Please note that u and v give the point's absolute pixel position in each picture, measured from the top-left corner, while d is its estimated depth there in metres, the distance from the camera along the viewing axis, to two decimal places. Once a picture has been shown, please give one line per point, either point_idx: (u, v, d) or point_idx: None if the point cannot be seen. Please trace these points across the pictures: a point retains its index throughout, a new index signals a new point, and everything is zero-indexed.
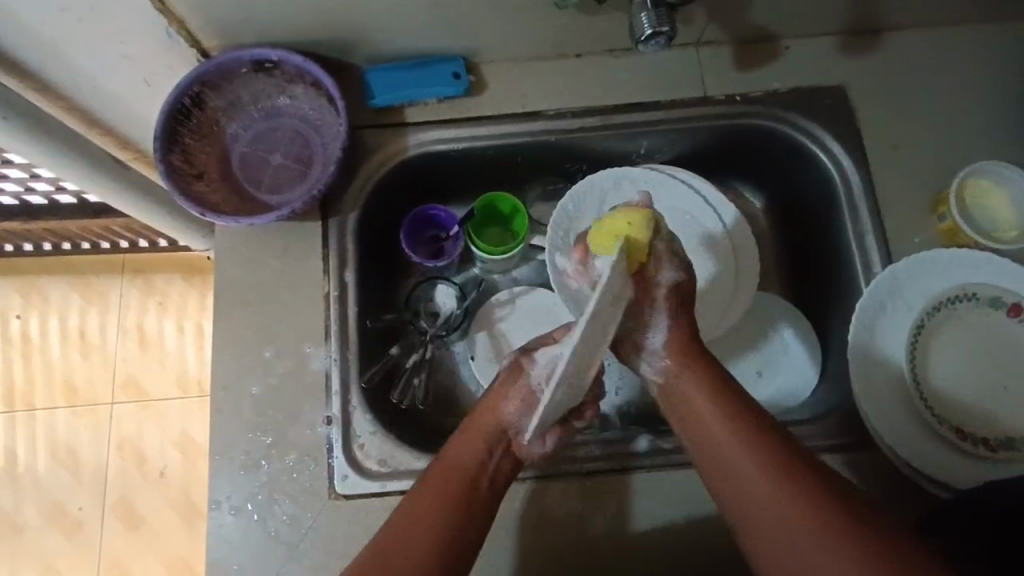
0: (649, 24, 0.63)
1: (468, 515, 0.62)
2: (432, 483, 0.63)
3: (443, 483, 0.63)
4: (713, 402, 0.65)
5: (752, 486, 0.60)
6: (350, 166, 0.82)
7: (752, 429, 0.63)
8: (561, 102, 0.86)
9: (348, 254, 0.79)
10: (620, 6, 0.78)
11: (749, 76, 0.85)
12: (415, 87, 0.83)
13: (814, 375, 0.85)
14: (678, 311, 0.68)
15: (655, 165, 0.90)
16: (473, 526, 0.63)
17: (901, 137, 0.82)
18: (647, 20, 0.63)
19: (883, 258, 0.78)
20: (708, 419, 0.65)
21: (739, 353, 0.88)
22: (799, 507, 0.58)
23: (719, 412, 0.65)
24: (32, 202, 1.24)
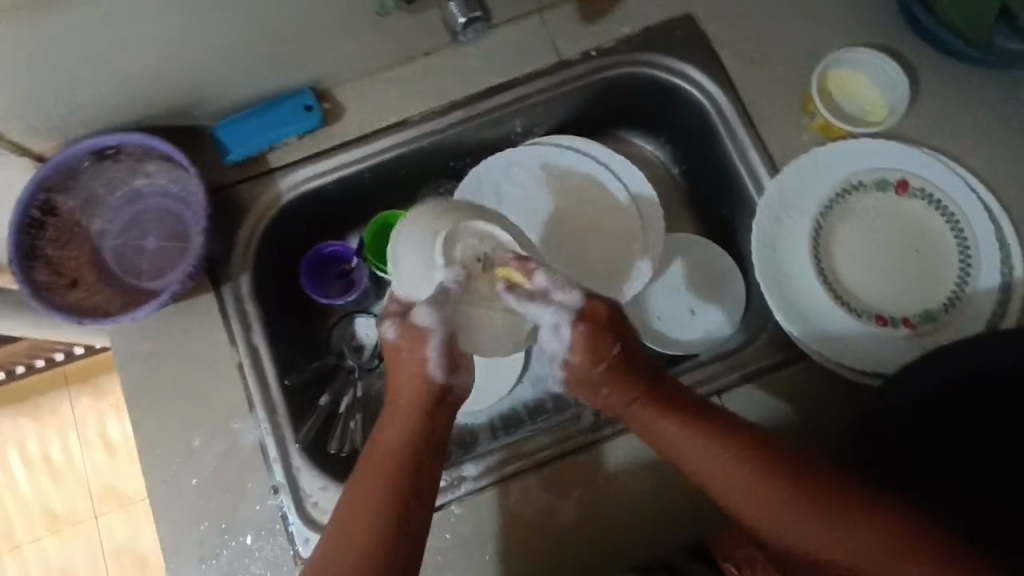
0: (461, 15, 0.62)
1: (405, 494, 0.60)
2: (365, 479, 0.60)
3: (376, 477, 0.60)
4: (694, 433, 0.62)
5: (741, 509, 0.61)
6: (228, 228, 0.80)
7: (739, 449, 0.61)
8: (422, 105, 0.84)
9: (252, 317, 0.77)
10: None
11: (599, 27, 0.84)
12: (271, 132, 0.79)
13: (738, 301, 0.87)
14: (597, 341, 0.60)
15: (536, 140, 0.89)
16: (415, 514, 0.60)
17: (760, 47, 0.81)
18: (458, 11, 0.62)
19: (769, 170, 0.78)
20: (687, 446, 0.63)
21: (669, 298, 0.88)
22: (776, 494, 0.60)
23: (702, 443, 0.62)
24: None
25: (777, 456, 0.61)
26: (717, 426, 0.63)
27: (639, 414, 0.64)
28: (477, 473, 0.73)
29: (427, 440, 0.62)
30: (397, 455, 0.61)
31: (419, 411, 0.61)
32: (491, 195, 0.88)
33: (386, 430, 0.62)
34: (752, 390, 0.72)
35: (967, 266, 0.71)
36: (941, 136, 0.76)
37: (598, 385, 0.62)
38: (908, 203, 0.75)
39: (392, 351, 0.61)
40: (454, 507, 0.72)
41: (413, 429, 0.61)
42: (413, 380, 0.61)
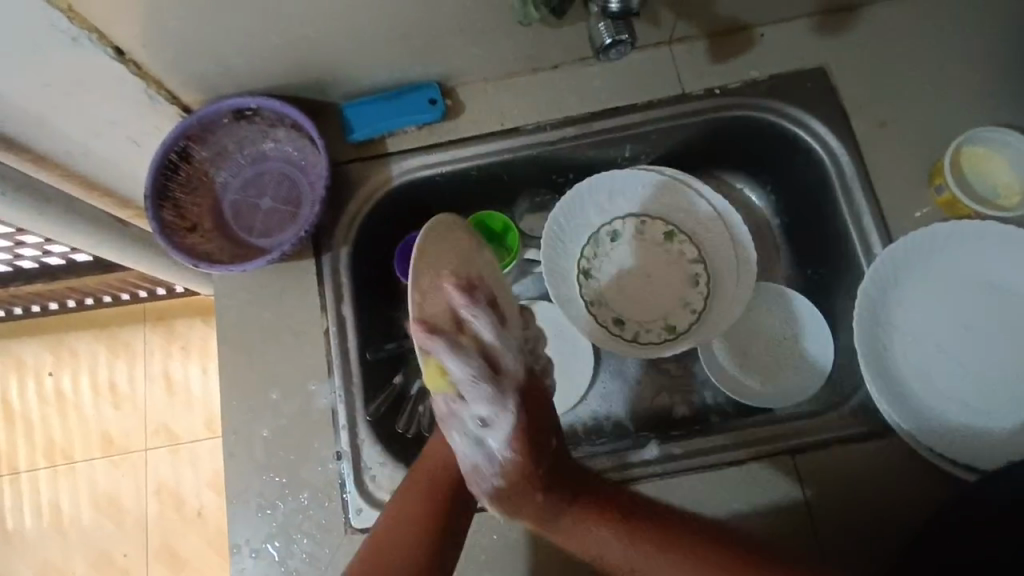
0: (608, 32, 0.64)
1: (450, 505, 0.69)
2: (412, 493, 0.69)
3: (417, 488, 0.69)
4: (613, 534, 0.67)
5: None
6: (339, 200, 0.84)
7: (686, 547, 0.65)
8: (540, 115, 0.86)
9: (344, 287, 0.81)
10: (582, 17, 0.78)
11: (726, 68, 0.84)
12: (394, 118, 0.84)
13: (815, 379, 0.83)
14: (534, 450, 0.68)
15: (643, 167, 0.89)
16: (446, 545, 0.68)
17: (890, 110, 0.80)
18: (606, 28, 0.64)
19: (883, 237, 0.76)
20: (620, 548, 0.67)
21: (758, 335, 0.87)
22: (648, 549, 0.66)
23: (636, 551, 0.67)
24: (49, 265, 1.28)
25: (704, 544, 0.65)
26: (666, 539, 0.66)
27: (567, 522, 0.68)
28: None
29: (454, 472, 0.71)
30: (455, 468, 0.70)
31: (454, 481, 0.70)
32: (593, 210, 0.89)
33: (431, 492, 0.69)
34: (825, 455, 0.70)
35: None
36: None
37: (529, 487, 0.68)
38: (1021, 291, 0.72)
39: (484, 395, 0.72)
40: None
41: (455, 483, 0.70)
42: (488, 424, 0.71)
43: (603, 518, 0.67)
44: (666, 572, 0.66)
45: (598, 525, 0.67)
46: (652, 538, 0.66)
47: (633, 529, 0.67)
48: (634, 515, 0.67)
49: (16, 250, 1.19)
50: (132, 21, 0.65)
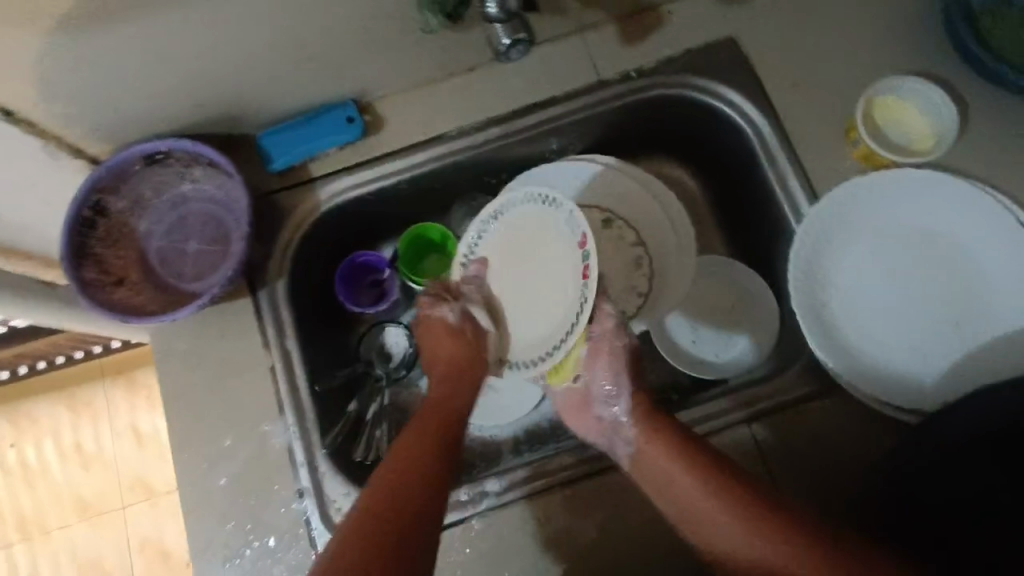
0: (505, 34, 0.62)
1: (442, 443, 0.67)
2: (414, 430, 0.68)
3: (419, 425, 0.68)
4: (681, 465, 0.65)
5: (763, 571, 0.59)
6: (268, 233, 0.81)
7: (767, 505, 0.62)
8: (462, 120, 0.85)
9: (284, 321, 0.79)
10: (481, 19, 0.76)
11: (638, 49, 0.84)
12: (313, 142, 0.81)
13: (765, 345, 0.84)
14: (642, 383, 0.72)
15: (572, 158, 0.89)
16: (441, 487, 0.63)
17: (802, 72, 0.81)
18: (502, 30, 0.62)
19: (808, 196, 0.77)
20: (682, 485, 0.65)
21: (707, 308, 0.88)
22: (716, 504, 0.63)
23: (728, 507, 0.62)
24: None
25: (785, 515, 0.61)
26: (739, 492, 0.63)
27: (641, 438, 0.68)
28: (497, 489, 0.74)
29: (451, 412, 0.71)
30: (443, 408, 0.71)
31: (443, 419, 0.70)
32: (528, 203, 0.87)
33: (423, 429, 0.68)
34: (779, 421, 0.71)
35: (972, 286, 0.72)
36: (997, 169, 0.74)
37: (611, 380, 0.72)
38: (946, 236, 0.74)
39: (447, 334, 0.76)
40: (475, 522, 0.72)
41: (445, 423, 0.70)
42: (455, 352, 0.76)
43: (731, 528, 0.62)
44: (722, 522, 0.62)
45: (702, 495, 0.63)
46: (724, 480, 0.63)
47: (706, 471, 0.64)
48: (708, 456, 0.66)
49: None
50: (12, 79, 0.62)
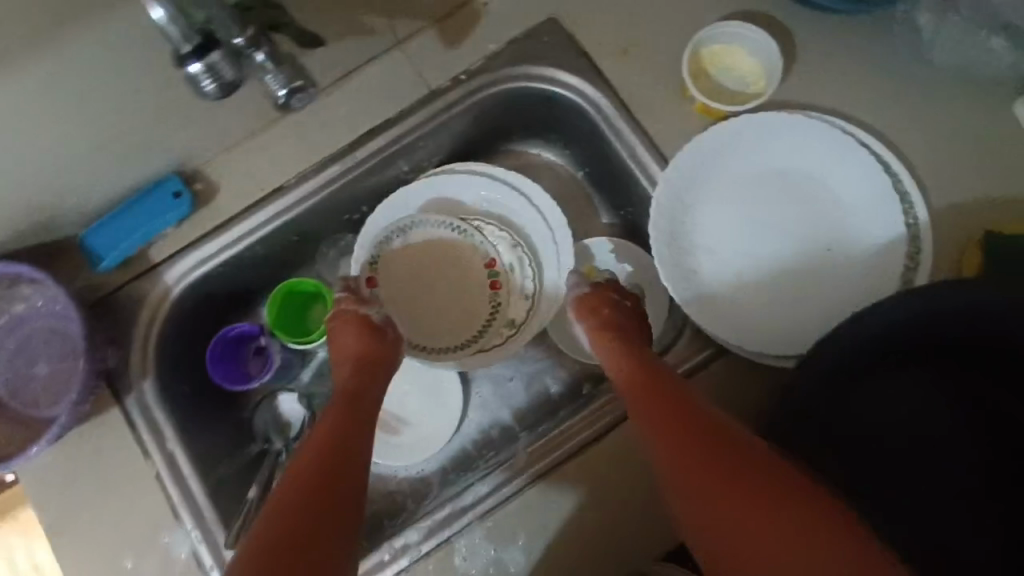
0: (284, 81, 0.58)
1: (353, 434, 0.64)
2: (327, 425, 0.64)
3: (339, 417, 0.65)
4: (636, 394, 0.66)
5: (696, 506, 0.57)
6: (120, 335, 0.76)
7: (712, 442, 0.59)
8: (300, 166, 0.80)
9: (160, 423, 0.74)
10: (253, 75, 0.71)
11: (462, 50, 0.80)
12: (142, 229, 0.76)
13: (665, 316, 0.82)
14: (603, 317, 0.74)
15: (428, 175, 0.86)
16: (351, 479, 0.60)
17: (630, 37, 0.78)
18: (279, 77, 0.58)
19: (660, 163, 0.76)
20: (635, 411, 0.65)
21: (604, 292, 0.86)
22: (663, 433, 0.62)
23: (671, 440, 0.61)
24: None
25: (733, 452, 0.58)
26: (687, 427, 0.61)
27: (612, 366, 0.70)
28: (418, 538, 0.71)
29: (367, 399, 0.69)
30: (359, 397, 0.68)
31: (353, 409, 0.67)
32: (408, 225, 0.84)
33: (336, 431, 0.63)
34: None
35: (833, 217, 0.72)
36: (834, 93, 0.73)
37: (598, 306, 0.74)
38: (798, 169, 0.73)
39: (357, 319, 0.74)
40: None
41: (357, 420, 0.66)
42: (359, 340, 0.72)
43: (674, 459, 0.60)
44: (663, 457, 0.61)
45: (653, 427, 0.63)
46: (672, 415, 0.62)
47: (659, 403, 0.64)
48: (661, 388, 0.65)
49: None
50: None
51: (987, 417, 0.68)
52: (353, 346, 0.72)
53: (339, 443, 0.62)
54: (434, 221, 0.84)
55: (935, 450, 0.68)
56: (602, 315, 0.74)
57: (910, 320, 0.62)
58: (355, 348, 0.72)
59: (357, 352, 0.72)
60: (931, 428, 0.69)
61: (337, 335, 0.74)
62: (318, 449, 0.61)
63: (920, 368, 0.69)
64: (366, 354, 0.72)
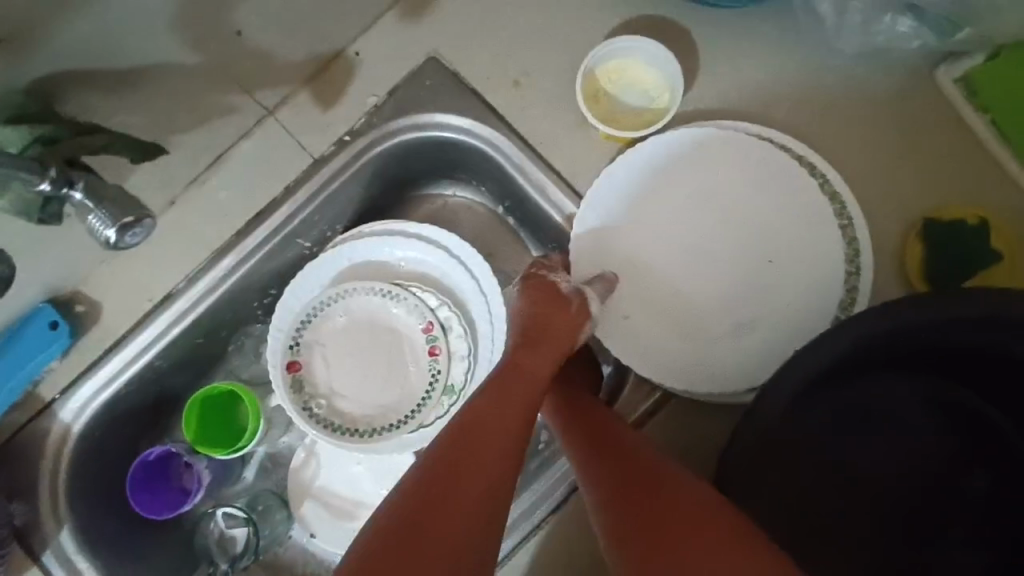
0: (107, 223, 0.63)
1: (487, 494, 0.50)
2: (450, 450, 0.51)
3: (515, 399, 0.56)
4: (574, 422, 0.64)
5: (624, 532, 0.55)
6: (23, 486, 0.69)
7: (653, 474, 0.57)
8: (187, 265, 0.73)
9: (87, 573, 0.69)
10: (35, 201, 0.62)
11: (341, 109, 0.73)
12: (19, 370, 0.68)
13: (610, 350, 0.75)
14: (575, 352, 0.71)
15: (333, 244, 0.78)
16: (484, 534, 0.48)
17: (518, 66, 0.72)
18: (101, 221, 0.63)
19: (574, 199, 0.70)
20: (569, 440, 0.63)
21: None
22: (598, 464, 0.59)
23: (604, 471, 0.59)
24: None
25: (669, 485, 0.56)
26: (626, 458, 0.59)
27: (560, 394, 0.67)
28: None
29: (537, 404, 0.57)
30: (531, 389, 0.57)
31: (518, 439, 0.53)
32: (325, 303, 0.77)
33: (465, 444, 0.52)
34: None
35: (766, 230, 0.67)
36: (744, 96, 0.67)
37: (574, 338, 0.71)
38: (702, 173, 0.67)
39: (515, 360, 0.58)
40: None
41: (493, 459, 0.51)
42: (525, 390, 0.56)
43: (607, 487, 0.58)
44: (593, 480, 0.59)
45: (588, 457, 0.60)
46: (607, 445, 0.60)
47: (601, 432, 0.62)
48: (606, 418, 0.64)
49: None
50: None
51: (968, 420, 0.63)
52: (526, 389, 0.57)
53: (478, 486, 0.50)
54: (358, 288, 0.77)
55: (917, 459, 0.64)
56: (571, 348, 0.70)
57: (871, 345, 0.56)
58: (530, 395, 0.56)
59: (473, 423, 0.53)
60: (910, 437, 0.64)
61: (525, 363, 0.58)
62: (444, 467, 0.50)
63: (894, 378, 0.62)
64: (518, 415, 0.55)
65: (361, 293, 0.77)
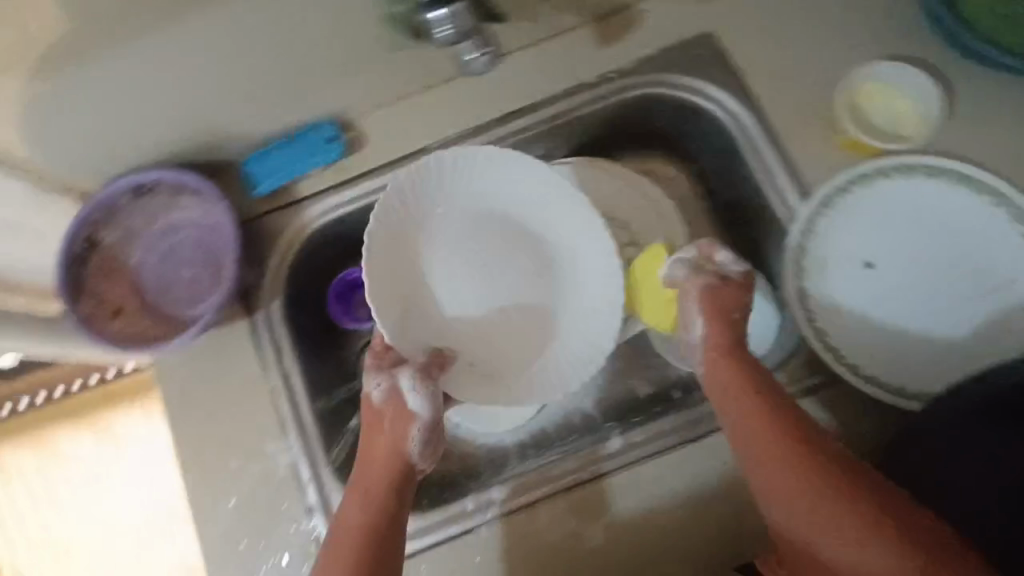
0: (450, 28, 0.70)
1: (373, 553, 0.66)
2: (349, 529, 0.67)
3: (377, 482, 0.68)
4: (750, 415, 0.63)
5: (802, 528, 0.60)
6: (258, 258, 0.82)
7: (824, 466, 0.60)
8: (444, 132, 0.84)
9: (283, 343, 0.81)
10: None
11: (618, 49, 0.83)
12: (297, 163, 0.82)
13: None
14: (717, 316, 0.67)
15: (559, 162, 0.88)
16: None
17: (784, 62, 0.80)
18: (446, 27, 0.70)
19: (798, 191, 0.77)
20: (741, 421, 0.64)
21: None
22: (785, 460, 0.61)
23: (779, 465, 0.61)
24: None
25: (854, 484, 0.59)
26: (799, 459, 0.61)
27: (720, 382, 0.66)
28: (503, 497, 0.75)
29: (395, 477, 0.68)
30: (382, 479, 0.68)
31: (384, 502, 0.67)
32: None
33: (378, 511, 0.67)
34: None
35: (968, 265, 0.73)
36: (983, 151, 0.74)
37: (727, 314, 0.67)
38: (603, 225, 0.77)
39: (374, 423, 0.69)
40: (482, 530, 0.74)
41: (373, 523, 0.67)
42: (389, 456, 0.68)
43: (791, 488, 0.60)
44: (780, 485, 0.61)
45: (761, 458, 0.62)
46: (784, 437, 0.62)
47: (768, 424, 0.63)
48: (779, 408, 0.64)
49: None
50: None
51: None
52: (387, 453, 0.68)
53: (368, 546, 0.65)
54: None
55: None
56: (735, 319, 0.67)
57: None
58: (388, 458, 0.68)
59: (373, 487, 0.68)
60: None
61: (376, 436, 0.69)
62: (337, 538, 0.67)
63: None
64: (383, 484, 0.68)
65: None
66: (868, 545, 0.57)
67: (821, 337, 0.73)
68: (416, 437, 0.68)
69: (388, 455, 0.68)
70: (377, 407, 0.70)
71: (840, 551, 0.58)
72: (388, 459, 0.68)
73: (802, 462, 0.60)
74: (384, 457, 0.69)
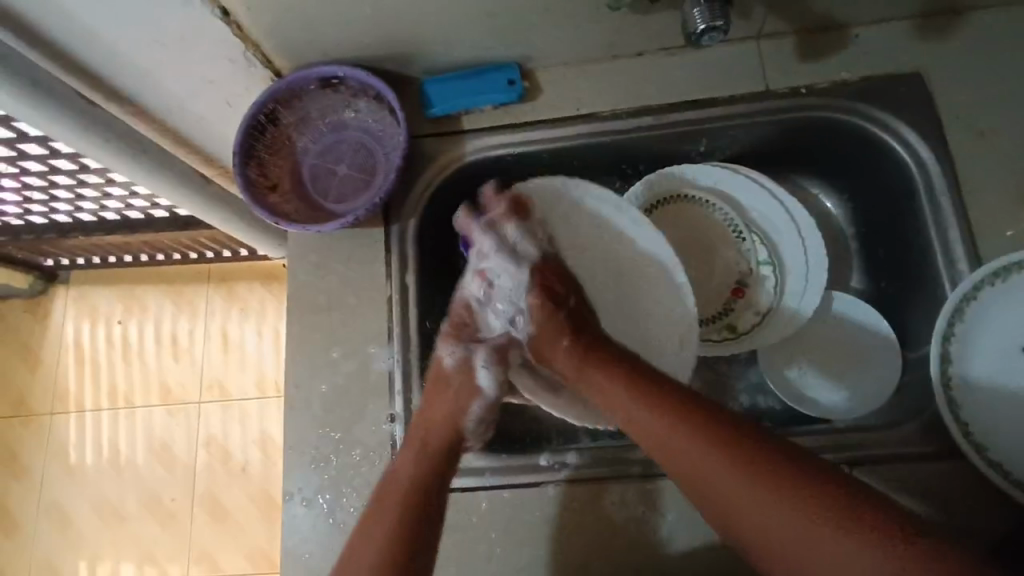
0: (703, 19, 0.65)
1: (418, 507, 0.65)
2: (397, 482, 0.67)
3: (425, 440, 0.70)
4: (629, 397, 0.64)
5: (722, 507, 0.56)
6: (409, 173, 0.86)
7: (699, 430, 0.59)
8: (616, 103, 0.85)
9: (409, 257, 0.83)
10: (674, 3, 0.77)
11: (817, 66, 0.81)
12: (474, 96, 0.85)
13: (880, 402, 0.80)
14: (562, 355, 0.72)
15: (717, 163, 0.87)
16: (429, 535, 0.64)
17: (988, 123, 0.76)
18: (700, 15, 0.65)
19: (969, 256, 0.73)
20: (630, 408, 0.64)
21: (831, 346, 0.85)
22: (653, 413, 0.62)
23: (649, 413, 0.62)
24: (111, 218, 1.37)
25: (750, 439, 0.57)
26: (676, 413, 0.61)
27: (571, 362, 0.71)
28: (578, 463, 0.75)
29: (446, 438, 0.71)
30: (438, 436, 0.71)
31: (437, 458, 0.69)
32: (697, 200, 0.88)
33: (418, 475, 0.67)
34: (883, 470, 0.69)
35: None
36: None
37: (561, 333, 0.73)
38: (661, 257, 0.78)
39: (438, 385, 0.75)
40: (550, 488, 0.74)
41: (423, 474, 0.68)
42: (448, 421, 0.72)
43: (694, 454, 0.58)
44: (646, 420, 0.62)
45: (655, 422, 0.62)
46: (664, 403, 0.62)
47: (662, 399, 0.63)
48: (674, 398, 0.63)
49: (119, 199, 1.28)
50: None
51: None
52: (443, 419, 0.72)
53: (412, 495, 0.66)
54: (719, 207, 0.87)
55: None
56: (559, 319, 0.73)
57: None
58: (446, 421, 0.72)
59: (422, 438, 0.70)
60: None
61: (432, 400, 0.74)
62: (382, 495, 0.66)
63: None
64: (433, 444, 0.70)
65: (720, 209, 0.87)
66: (780, 495, 0.53)
67: (954, 408, 0.69)
68: (473, 412, 0.74)
69: (446, 415, 0.73)
70: (447, 373, 0.76)
71: (771, 540, 0.53)
72: (445, 419, 0.72)
73: (717, 442, 0.57)
74: (442, 418, 0.72)
